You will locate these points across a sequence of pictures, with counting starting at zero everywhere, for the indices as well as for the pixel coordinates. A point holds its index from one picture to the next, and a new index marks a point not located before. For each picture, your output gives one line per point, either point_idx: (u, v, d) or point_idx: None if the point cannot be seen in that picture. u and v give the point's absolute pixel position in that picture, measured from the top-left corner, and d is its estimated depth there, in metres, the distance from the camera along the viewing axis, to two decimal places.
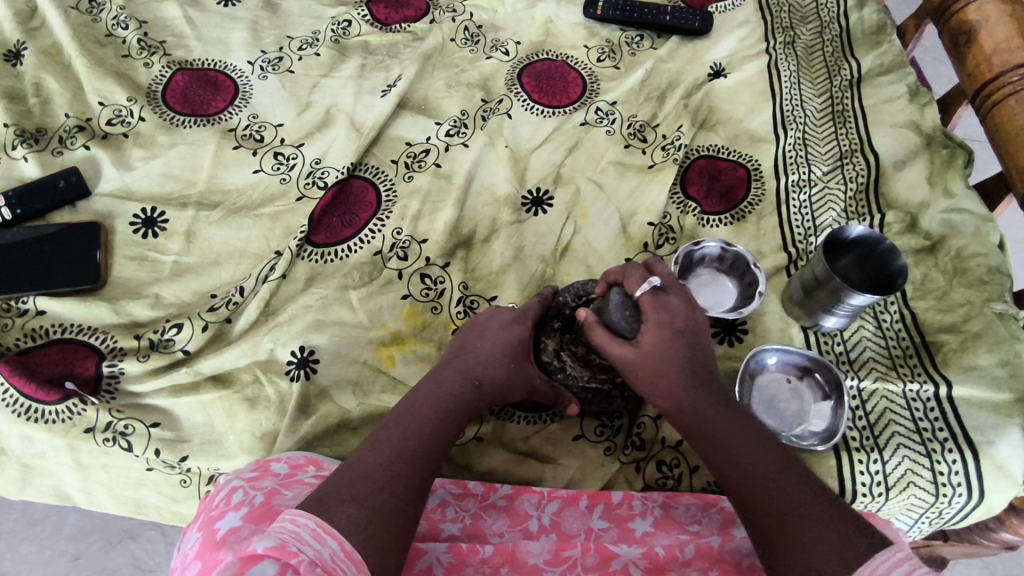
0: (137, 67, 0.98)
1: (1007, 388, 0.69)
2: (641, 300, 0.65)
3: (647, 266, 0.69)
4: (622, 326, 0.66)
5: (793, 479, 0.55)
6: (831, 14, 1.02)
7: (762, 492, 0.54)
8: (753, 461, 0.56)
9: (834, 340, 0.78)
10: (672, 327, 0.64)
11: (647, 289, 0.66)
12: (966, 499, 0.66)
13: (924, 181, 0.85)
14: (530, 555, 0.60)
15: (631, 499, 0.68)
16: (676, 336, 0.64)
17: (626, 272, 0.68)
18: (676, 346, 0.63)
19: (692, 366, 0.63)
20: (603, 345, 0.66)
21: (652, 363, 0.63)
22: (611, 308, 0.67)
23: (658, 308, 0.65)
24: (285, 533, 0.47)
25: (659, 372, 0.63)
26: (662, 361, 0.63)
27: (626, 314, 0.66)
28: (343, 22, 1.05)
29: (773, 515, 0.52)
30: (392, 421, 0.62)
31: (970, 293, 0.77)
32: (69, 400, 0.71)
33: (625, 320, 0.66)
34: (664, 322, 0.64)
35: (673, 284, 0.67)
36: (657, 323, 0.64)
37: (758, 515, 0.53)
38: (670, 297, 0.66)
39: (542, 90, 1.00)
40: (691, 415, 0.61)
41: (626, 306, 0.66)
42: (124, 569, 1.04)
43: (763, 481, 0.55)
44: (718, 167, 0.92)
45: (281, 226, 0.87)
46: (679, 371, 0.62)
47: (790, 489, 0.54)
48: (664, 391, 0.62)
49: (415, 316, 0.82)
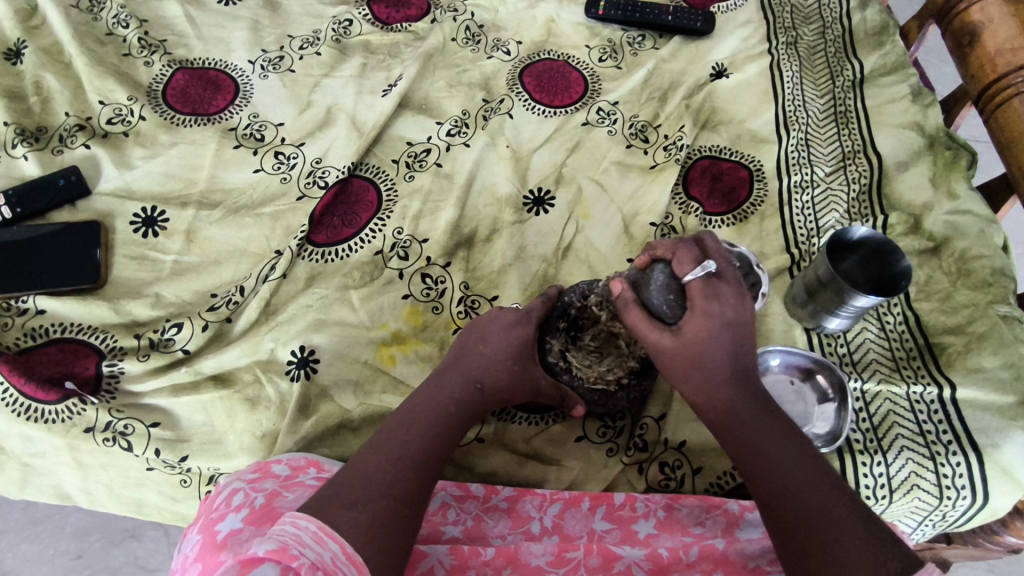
0: (138, 66, 0.98)
1: (1011, 390, 0.69)
2: (689, 286, 0.59)
3: (698, 242, 0.62)
4: (663, 310, 0.60)
5: (824, 484, 0.53)
6: (834, 15, 1.02)
7: (791, 495, 0.53)
8: (784, 463, 0.55)
9: (837, 342, 0.78)
10: (722, 317, 0.58)
11: (699, 274, 0.59)
12: (970, 502, 0.66)
13: (928, 182, 0.85)
14: (533, 556, 0.60)
15: (634, 501, 0.67)
16: (724, 327, 0.58)
17: (676, 251, 0.61)
18: (721, 339, 0.58)
19: (734, 361, 0.59)
20: (639, 328, 0.61)
21: (692, 355, 0.58)
22: (653, 288, 0.61)
23: (709, 296, 0.58)
24: (287, 536, 0.46)
25: (698, 365, 0.58)
26: (702, 354, 0.58)
27: (669, 297, 0.60)
28: (344, 22, 1.05)
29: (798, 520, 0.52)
30: (394, 423, 0.61)
31: (973, 294, 0.76)
32: (69, 400, 0.71)
33: (667, 304, 0.60)
34: (714, 311, 0.57)
35: (728, 269, 0.60)
36: (705, 311, 0.58)
37: (782, 517, 0.53)
38: (723, 285, 0.59)
39: (544, 90, 1.00)
40: (725, 411, 0.58)
41: (671, 290, 0.60)
42: (125, 568, 1.03)
43: (793, 485, 0.54)
44: (720, 168, 0.92)
45: (281, 226, 0.87)
46: (720, 366, 0.58)
47: (820, 495, 0.53)
48: (699, 384, 0.59)
49: (416, 316, 0.81)
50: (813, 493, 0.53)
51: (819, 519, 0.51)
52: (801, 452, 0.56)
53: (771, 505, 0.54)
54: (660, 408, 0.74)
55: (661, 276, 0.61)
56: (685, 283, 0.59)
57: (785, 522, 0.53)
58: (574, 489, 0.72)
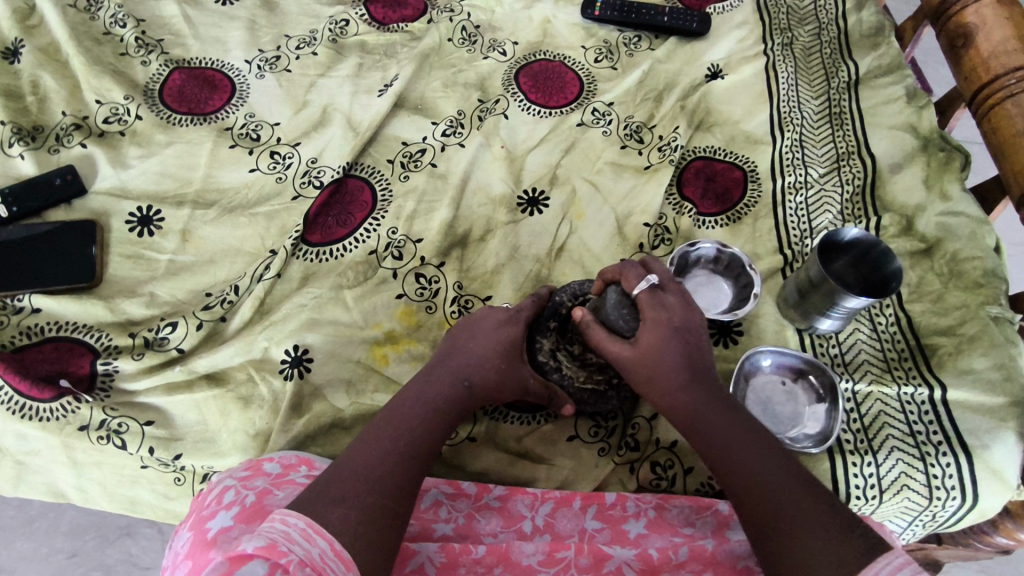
0: (135, 65, 0.98)
1: (1002, 391, 0.69)
2: (639, 297, 0.64)
3: (645, 263, 0.68)
4: (620, 326, 0.65)
5: (791, 476, 0.54)
6: (829, 16, 1.02)
7: (760, 489, 0.53)
8: (752, 458, 0.55)
9: (829, 343, 0.78)
10: (669, 324, 0.63)
11: (645, 287, 0.64)
12: (960, 503, 0.66)
13: (921, 183, 0.85)
14: (524, 555, 0.61)
15: (625, 501, 0.68)
16: (674, 333, 0.62)
17: (623, 271, 0.67)
18: (674, 344, 0.62)
19: (692, 364, 0.61)
20: (602, 345, 0.66)
21: (649, 364, 0.62)
22: (608, 307, 0.66)
23: (656, 306, 0.63)
24: (275, 533, 0.47)
25: (656, 371, 0.62)
26: (659, 360, 0.62)
27: (624, 313, 0.65)
28: (341, 22, 1.05)
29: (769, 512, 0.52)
30: (384, 421, 0.62)
31: (965, 296, 0.77)
32: (63, 398, 0.71)
33: (623, 318, 0.65)
34: (662, 320, 0.63)
35: (671, 282, 0.65)
36: (655, 322, 0.63)
37: (755, 512, 0.53)
38: (668, 295, 0.64)
39: (539, 90, 1.00)
40: (689, 413, 0.60)
41: (624, 304, 0.65)
42: (121, 565, 1.04)
43: (761, 479, 0.54)
44: (714, 168, 0.92)
45: (276, 225, 0.87)
46: (677, 370, 0.61)
47: (788, 487, 0.53)
48: (663, 390, 0.61)
49: (409, 315, 0.82)
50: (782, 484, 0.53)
51: (788, 510, 0.51)
52: (768, 447, 0.56)
53: (741, 501, 0.54)
54: (652, 408, 0.75)
55: (616, 295, 0.66)
56: (635, 296, 0.65)
57: (758, 516, 0.52)
58: (566, 488, 0.72)
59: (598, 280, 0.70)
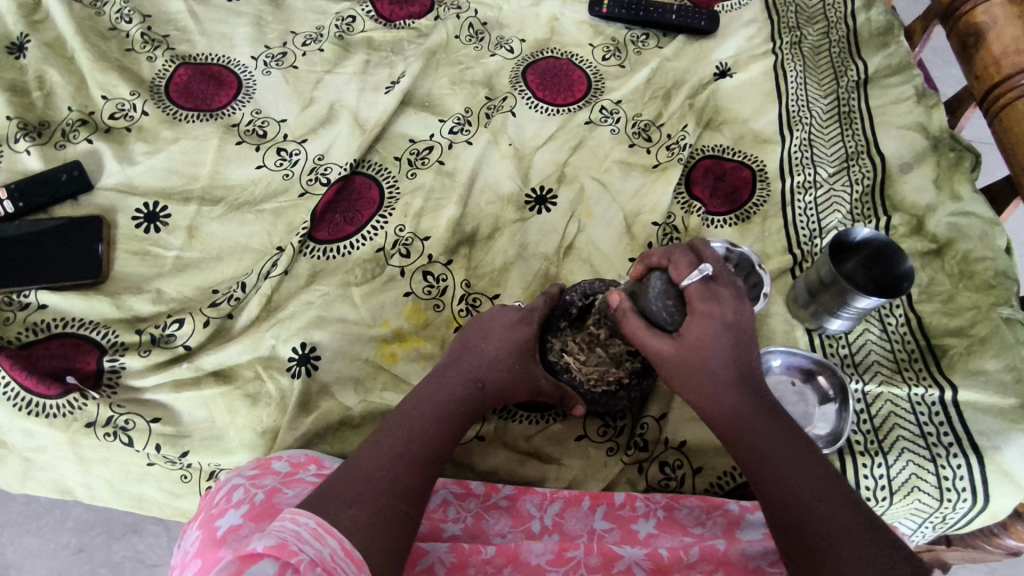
0: (141, 61, 0.98)
1: (1014, 393, 0.69)
2: (687, 289, 0.62)
3: (696, 250, 0.65)
4: (661, 316, 0.64)
5: (835, 491, 0.52)
6: (838, 15, 1.02)
7: (796, 499, 0.52)
8: (795, 467, 0.54)
9: (839, 343, 0.78)
10: (719, 318, 0.60)
11: (696, 277, 0.61)
12: (971, 504, 0.66)
13: (931, 183, 0.85)
14: (533, 555, 0.60)
15: (634, 501, 0.67)
16: (722, 328, 0.60)
17: (671, 256, 0.64)
18: (722, 340, 0.60)
19: (737, 365, 0.60)
20: (640, 335, 0.64)
21: (690, 360, 0.60)
22: (652, 295, 0.64)
23: (706, 299, 0.61)
24: (286, 532, 0.46)
25: (700, 369, 0.60)
26: (703, 357, 0.60)
27: (668, 303, 0.63)
28: (347, 18, 1.05)
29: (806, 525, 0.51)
30: (394, 421, 0.61)
31: (976, 296, 0.76)
32: (70, 394, 0.71)
33: (666, 309, 0.63)
34: (713, 313, 0.60)
35: (723, 273, 0.62)
36: (705, 314, 0.60)
37: (790, 521, 0.52)
38: (719, 287, 0.62)
39: (547, 88, 0.99)
40: (732, 414, 0.59)
41: (669, 295, 0.63)
42: (126, 563, 1.04)
43: (803, 491, 0.53)
44: (723, 167, 0.92)
45: (283, 222, 0.87)
46: (723, 369, 0.60)
47: (831, 502, 0.51)
48: (706, 390, 0.60)
49: (417, 314, 0.81)
50: (824, 498, 0.52)
51: (826, 525, 0.50)
52: (811, 460, 0.55)
53: (778, 509, 0.53)
54: (660, 408, 0.74)
55: (660, 280, 0.64)
56: (684, 284, 0.62)
57: (794, 528, 0.51)
58: (574, 488, 0.72)
59: (640, 263, 0.68)
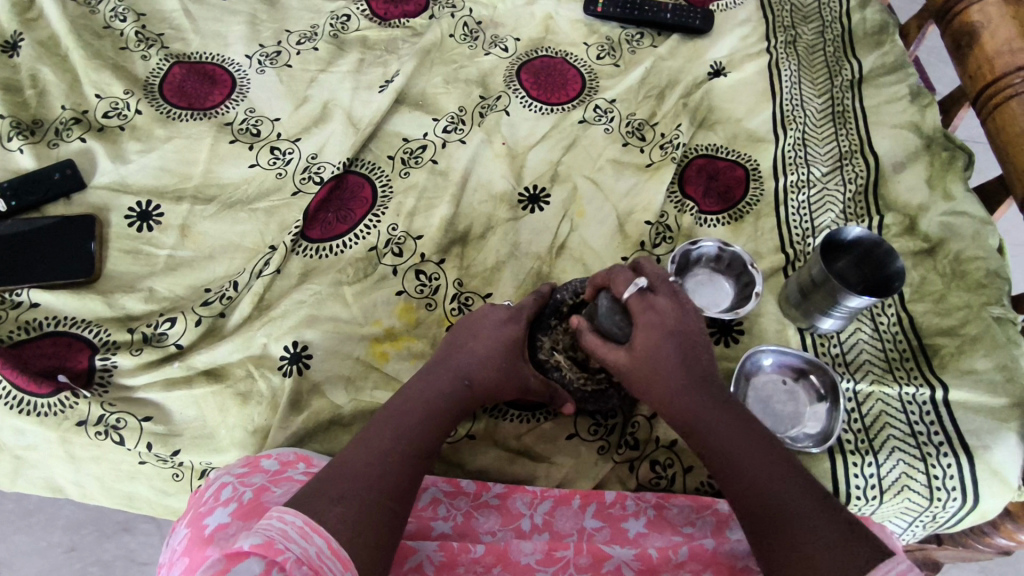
0: (134, 59, 0.98)
1: (1003, 392, 0.69)
2: (628, 302, 0.65)
3: (636, 266, 0.69)
4: (614, 332, 0.67)
5: (794, 477, 0.53)
6: (833, 14, 1.02)
7: (761, 490, 0.53)
8: (754, 460, 0.55)
9: (830, 342, 0.78)
10: (662, 326, 0.63)
11: (633, 291, 0.65)
12: (961, 504, 0.66)
13: (924, 183, 0.85)
14: (522, 554, 0.60)
15: (624, 500, 0.68)
16: (667, 334, 0.63)
17: (612, 275, 0.68)
18: (668, 345, 0.62)
19: (688, 365, 0.61)
20: (597, 349, 0.67)
21: (644, 367, 0.63)
22: (602, 315, 0.68)
23: (646, 309, 0.64)
24: (273, 530, 0.46)
25: (656, 374, 0.62)
26: (655, 361, 0.62)
27: (617, 319, 0.67)
28: (342, 17, 1.05)
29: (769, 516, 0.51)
30: (383, 418, 0.61)
31: (968, 296, 0.76)
32: (62, 393, 0.71)
33: (616, 325, 0.67)
34: (654, 323, 0.63)
35: (661, 284, 0.66)
36: (646, 325, 0.63)
37: (755, 516, 0.52)
38: (658, 297, 0.65)
39: (541, 87, 0.99)
40: (690, 416, 0.59)
41: (615, 310, 0.67)
42: (118, 561, 1.04)
43: (762, 481, 0.53)
44: (716, 167, 0.92)
45: (276, 221, 0.87)
46: (676, 372, 0.61)
47: (789, 489, 0.52)
48: (665, 395, 0.61)
49: (409, 312, 0.81)
50: (783, 486, 0.52)
51: (786, 511, 0.51)
52: (768, 450, 0.55)
53: (744, 505, 0.53)
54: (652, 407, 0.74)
55: (609, 299, 0.68)
56: (626, 299, 0.66)
57: (760, 520, 0.52)
58: (565, 487, 0.72)
59: (591, 285, 0.72)
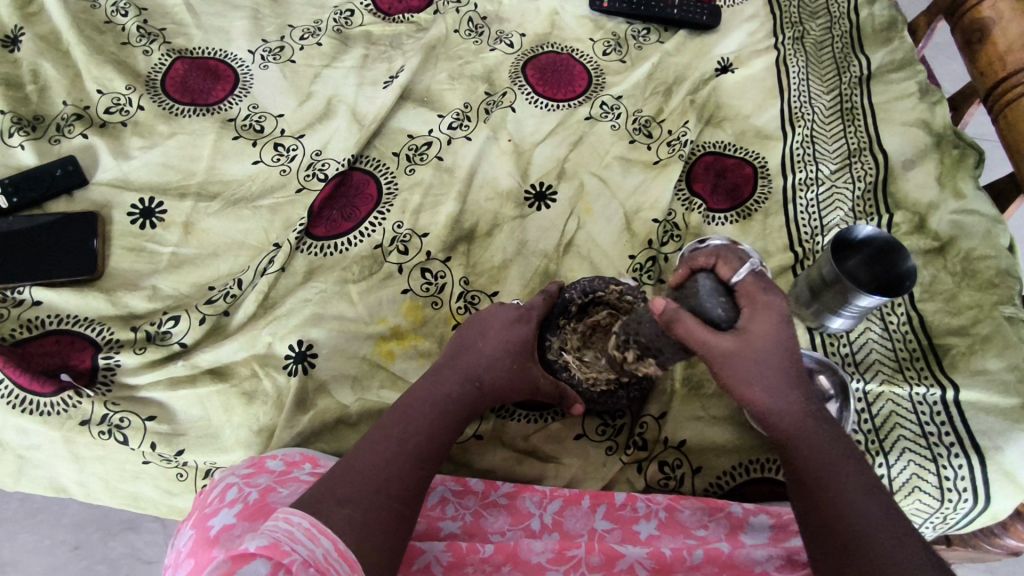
0: (136, 55, 0.97)
1: (1016, 392, 0.68)
2: (741, 282, 0.55)
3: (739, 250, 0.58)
4: (717, 314, 0.54)
5: (882, 504, 0.53)
6: (842, 9, 1.01)
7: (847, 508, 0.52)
8: (844, 481, 0.54)
9: (840, 341, 0.77)
10: (779, 315, 0.54)
11: (749, 273, 0.55)
12: (972, 505, 0.65)
13: (934, 180, 0.84)
14: (533, 553, 0.60)
15: (635, 501, 0.66)
16: (785, 323, 0.54)
17: (719, 253, 0.57)
18: (783, 336, 0.54)
19: (791, 365, 0.56)
20: (695, 336, 0.53)
21: (750, 358, 0.55)
22: (703, 294, 0.54)
23: (768, 296, 0.54)
24: (279, 532, 0.46)
25: (760, 368, 0.55)
26: (763, 355, 0.55)
27: (722, 301, 0.54)
28: (346, 12, 1.04)
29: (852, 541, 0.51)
30: (390, 419, 0.61)
31: (979, 295, 0.76)
32: (65, 392, 0.70)
33: (722, 308, 0.54)
34: (776, 311, 0.54)
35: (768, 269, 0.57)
36: (768, 311, 0.54)
37: (832, 535, 0.52)
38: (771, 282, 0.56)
39: (547, 83, 0.98)
40: (786, 420, 0.56)
41: (721, 292, 0.55)
42: (124, 559, 1.03)
43: (849, 505, 0.52)
44: (724, 164, 0.91)
45: (280, 218, 0.86)
46: (778, 369, 0.55)
47: (877, 516, 0.52)
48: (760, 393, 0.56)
49: (415, 311, 0.81)
50: (871, 507, 0.52)
51: (878, 537, 0.50)
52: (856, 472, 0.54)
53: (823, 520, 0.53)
54: (659, 407, 0.74)
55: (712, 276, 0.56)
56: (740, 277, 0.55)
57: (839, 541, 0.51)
58: (573, 488, 0.71)
59: (678, 266, 0.59)
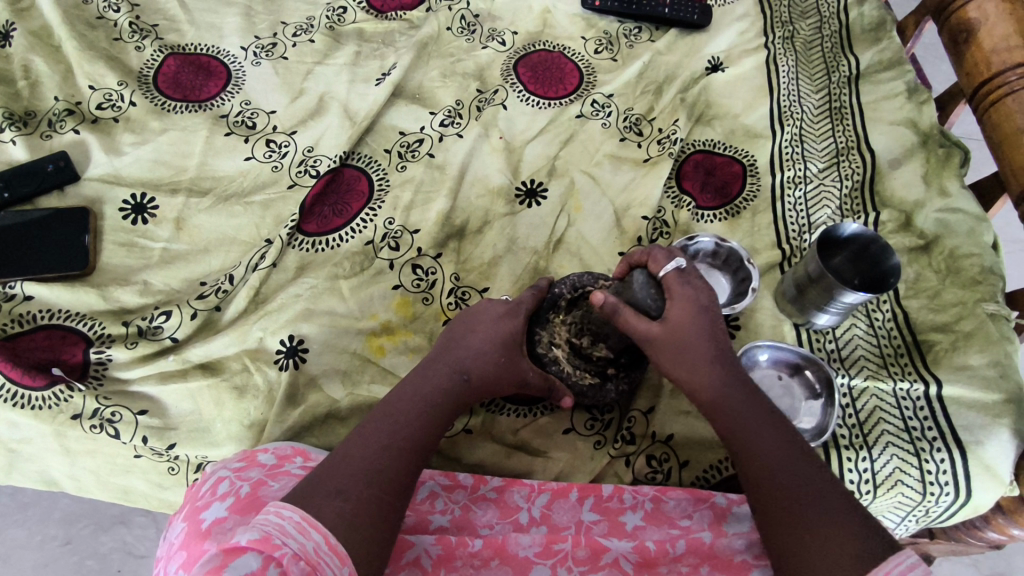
0: (128, 51, 0.97)
1: (997, 388, 0.69)
2: (665, 275, 0.64)
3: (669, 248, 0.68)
4: (648, 304, 0.64)
5: (810, 473, 0.54)
6: (831, 9, 1.01)
7: (777, 480, 0.54)
8: (774, 452, 0.55)
9: (826, 338, 0.79)
10: (691, 299, 0.62)
11: (672, 268, 0.64)
12: (953, 498, 0.66)
13: (920, 179, 0.85)
14: (521, 547, 0.60)
15: (622, 492, 0.67)
16: (701, 310, 0.62)
17: (650, 253, 0.66)
18: (703, 321, 0.61)
19: (713, 346, 0.61)
20: (629, 323, 0.63)
21: (676, 340, 0.61)
22: (636, 288, 0.65)
23: (684, 284, 0.63)
24: (270, 525, 0.47)
25: (685, 349, 0.61)
26: (688, 338, 0.61)
27: (651, 292, 0.64)
28: (338, 10, 1.04)
29: (780, 503, 0.53)
30: (380, 414, 0.61)
31: (962, 292, 0.77)
32: (56, 386, 0.71)
33: (651, 297, 0.64)
34: (690, 297, 0.62)
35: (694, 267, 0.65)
36: (682, 298, 0.62)
37: (768, 505, 0.53)
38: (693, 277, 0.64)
39: (539, 81, 0.99)
40: (721, 397, 0.59)
41: (651, 285, 0.64)
42: (114, 554, 1.04)
43: (778, 471, 0.54)
44: (713, 162, 0.92)
45: (272, 214, 0.86)
46: (702, 348, 0.60)
47: (806, 483, 0.53)
48: (688, 370, 0.61)
49: (406, 306, 0.81)
50: (801, 478, 0.53)
51: (808, 506, 0.52)
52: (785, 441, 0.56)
53: (756, 490, 0.55)
54: (647, 402, 0.76)
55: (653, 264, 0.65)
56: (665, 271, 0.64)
57: (773, 509, 0.53)
58: (562, 481, 0.72)
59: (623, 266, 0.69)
